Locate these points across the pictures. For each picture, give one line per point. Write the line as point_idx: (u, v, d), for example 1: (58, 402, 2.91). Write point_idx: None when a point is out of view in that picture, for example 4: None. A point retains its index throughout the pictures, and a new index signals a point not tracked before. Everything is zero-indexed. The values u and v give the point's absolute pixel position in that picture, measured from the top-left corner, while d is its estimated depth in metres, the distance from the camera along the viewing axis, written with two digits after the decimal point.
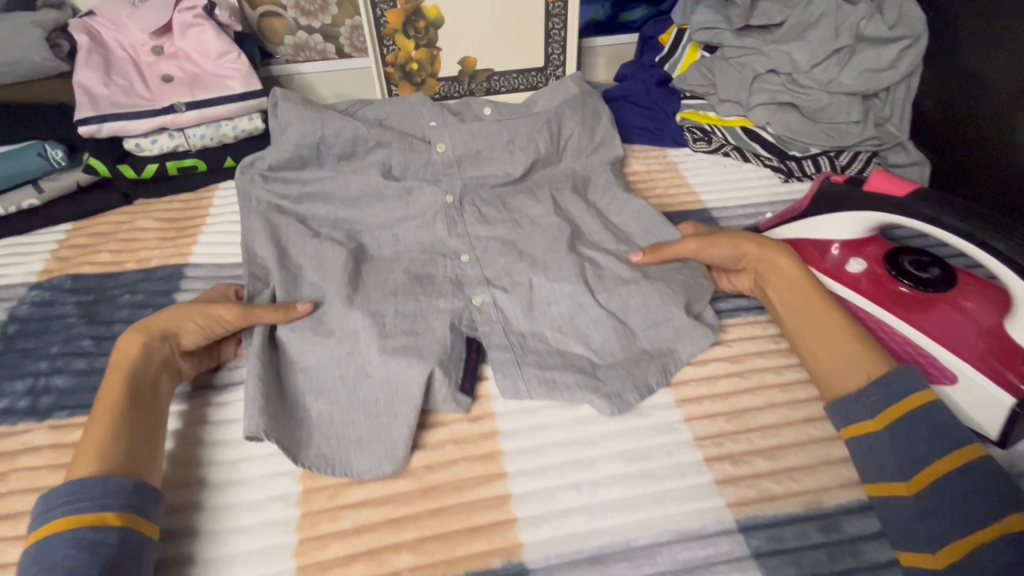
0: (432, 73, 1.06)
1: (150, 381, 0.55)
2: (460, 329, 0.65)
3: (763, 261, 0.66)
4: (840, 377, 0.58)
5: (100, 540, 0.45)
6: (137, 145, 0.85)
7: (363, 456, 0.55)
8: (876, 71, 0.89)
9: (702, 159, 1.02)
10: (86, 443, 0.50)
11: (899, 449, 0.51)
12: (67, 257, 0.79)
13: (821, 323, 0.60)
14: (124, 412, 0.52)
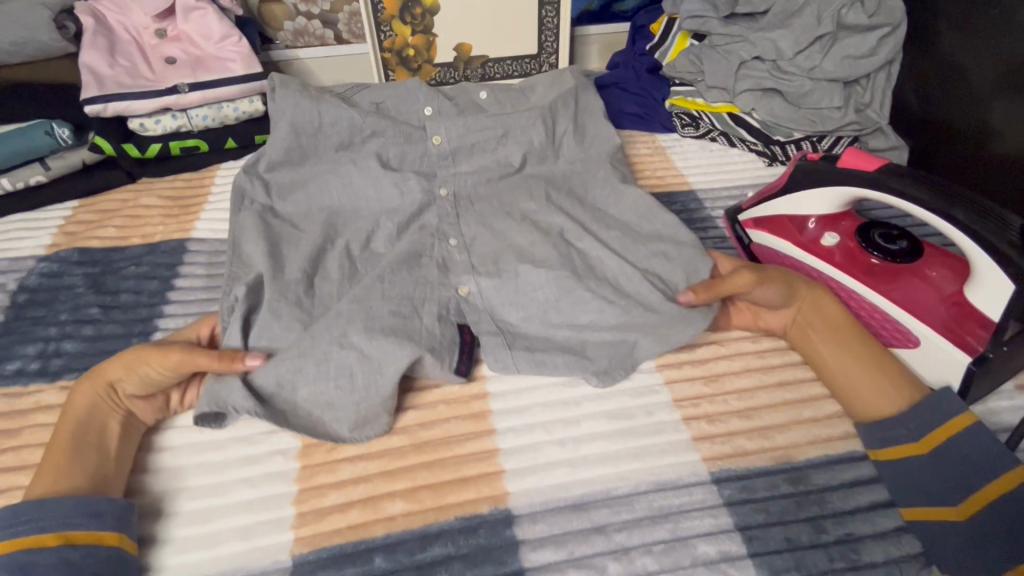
0: (428, 59, 1.08)
1: (96, 428, 0.54)
2: (449, 316, 0.65)
3: (808, 302, 0.64)
4: (877, 407, 0.58)
5: (40, 559, 0.46)
6: (142, 125, 0.88)
7: (345, 420, 0.57)
8: (857, 58, 0.93)
9: (690, 144, 1.06)
10: (40, 477, 0.51)
11: (945, 472, 0.52)
12: (73, 232, 0.82)
13: (870, 366, 0.60)
14: (68, 456, 0.52)
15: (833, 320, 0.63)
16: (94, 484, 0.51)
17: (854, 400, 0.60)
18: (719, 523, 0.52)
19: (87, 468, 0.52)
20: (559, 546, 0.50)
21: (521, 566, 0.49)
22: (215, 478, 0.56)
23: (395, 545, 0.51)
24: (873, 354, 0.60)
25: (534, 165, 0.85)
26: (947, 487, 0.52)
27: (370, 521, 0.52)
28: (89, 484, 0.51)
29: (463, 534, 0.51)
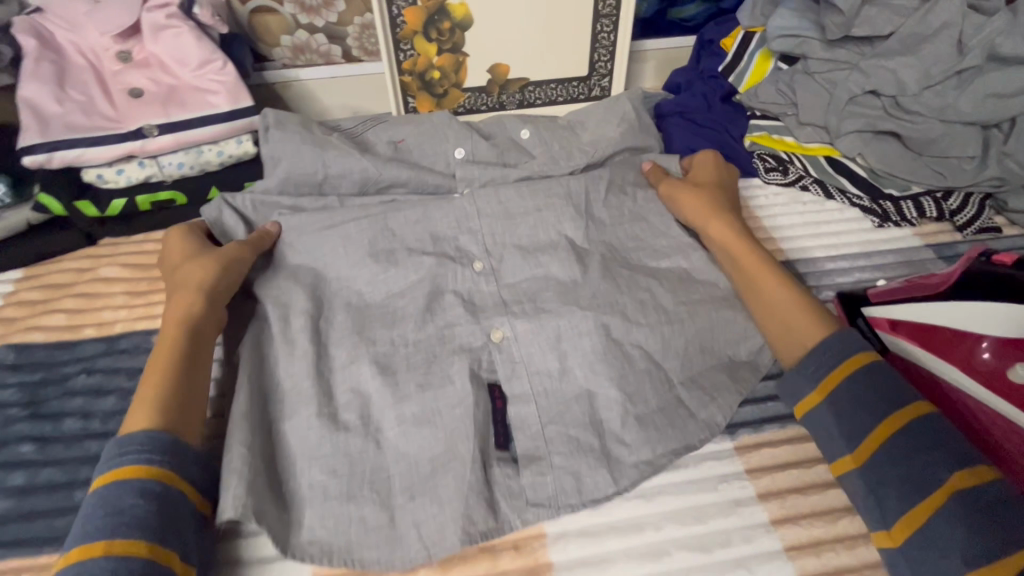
0: (456, 83, 0.89)
1: (201, 339, 0.56)
2: (481, 375, 0.58)
3: (709, 226, 0.66)
4: (788, 343, 0.56)
5: (169, 498, 0.45)
6: (99, 176, 0.69)
7: (372, 547, 0.48)
8: (1003, 98, 0.73)
9: (777, 193, 0.86)
10: (142, 394, 0.49)
11: (899, 472, 0.45)
12: (12, 320, 0.65)
13: (766, 292, 0.59)
14: (178, 367, 0.52)
15: (738, 247, 0.63)
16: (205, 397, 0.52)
17: (763, 325, 0.59)
18: None
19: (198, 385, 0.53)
20: None
21: None
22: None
23: None
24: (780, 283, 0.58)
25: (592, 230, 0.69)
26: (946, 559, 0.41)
27: None
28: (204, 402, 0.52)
29: None
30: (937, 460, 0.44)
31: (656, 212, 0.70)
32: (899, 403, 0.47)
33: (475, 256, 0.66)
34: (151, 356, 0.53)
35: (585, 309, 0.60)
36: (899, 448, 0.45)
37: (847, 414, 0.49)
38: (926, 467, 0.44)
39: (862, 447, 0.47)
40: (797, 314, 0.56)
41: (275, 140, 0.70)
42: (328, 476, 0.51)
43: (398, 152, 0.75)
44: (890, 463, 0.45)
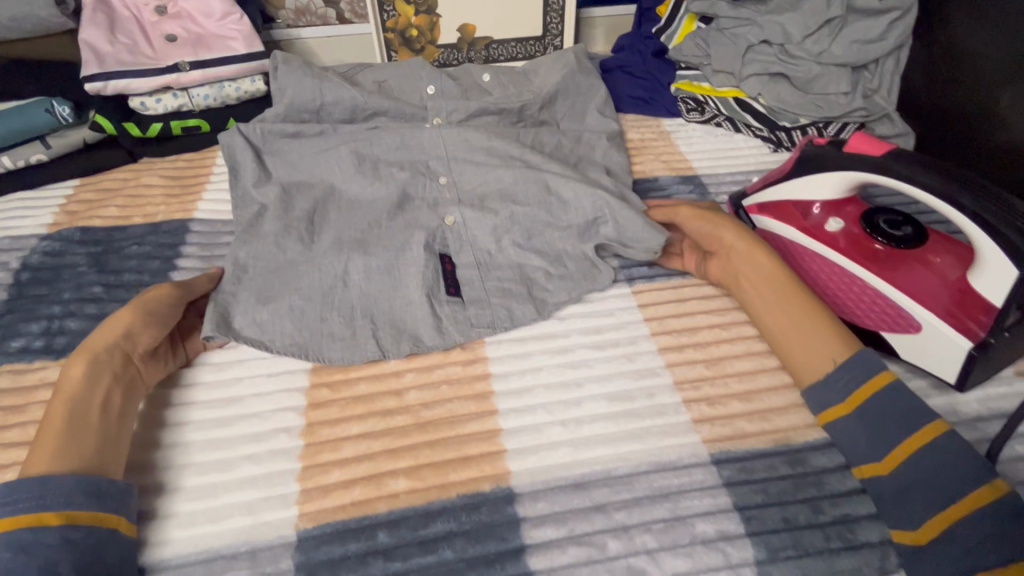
0: (431, 40, 1.07)
1: (99, 395, 0.54)
2: (434, 247, 0.72)
3: (736, 248, 0.68)
4: (815, 362, 0.59)
5: (42, 537, 0.45)
6: (142, 104, 0.88)
7: (335, 347, 0.63)
8: (865, 43, 0.92)
9: (695, 129, 1.04)
10: (35, 457, 0.50)
11: (870, 429, 0.54)
12: (75, 212, 0.82)
13: (796, 318, 0.61)
14: (63, 432, 0.51)
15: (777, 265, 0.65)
16: (100, 450, 0.51)
17: (790, 349, 0.61)
18: (718, 503, 0.53)
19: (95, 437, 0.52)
20: (561, 524, 0.51)
21: (522, 544, 0.50)
22: (218, 453, 0.56)
23: (399, 522, 0.51)
24: (809, 308, 0.61)
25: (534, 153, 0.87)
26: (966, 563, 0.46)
27: (374, 498, 0.53)
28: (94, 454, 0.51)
29: (465, 511, 0.52)
30: (960, 471, 0.50)
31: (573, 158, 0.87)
32: (925, 423, 0.52)
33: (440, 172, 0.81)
34: (42, 426, 0.52)
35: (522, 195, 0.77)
36: (930, 464, 0.50)
37: (874, 425, 0.54)
38: (952, 481, 0.49)
39: (893, 454, 0.52)
40: (827, 338, 0.59)
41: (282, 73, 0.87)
42: (305, 300, 0.66)
43: (380, 88, 0.92)
44: (917, 473, 0.50)
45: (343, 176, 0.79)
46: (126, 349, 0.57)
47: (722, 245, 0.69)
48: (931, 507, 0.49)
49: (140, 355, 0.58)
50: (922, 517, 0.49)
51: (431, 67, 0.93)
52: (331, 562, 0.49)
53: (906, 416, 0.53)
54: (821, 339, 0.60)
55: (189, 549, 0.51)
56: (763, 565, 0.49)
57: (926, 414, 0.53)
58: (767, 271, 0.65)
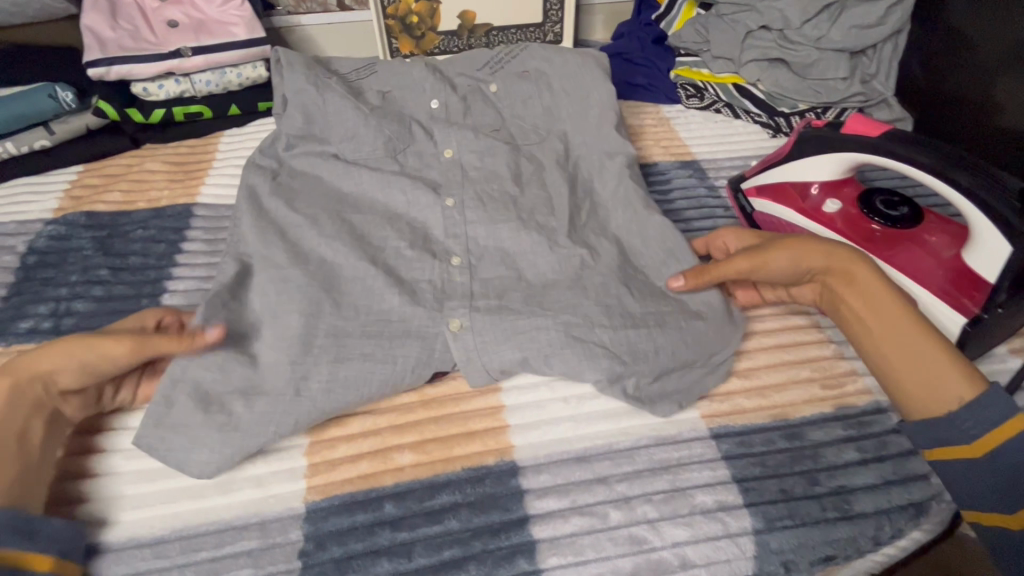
0: (431, 27, 1.07)
1: (14, 433, 0.49)
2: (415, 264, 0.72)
3: (835, 274, 0.59)
4: (926, 402, 0.51)
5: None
6: (145, 90, 0.88)
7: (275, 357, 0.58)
8: (864, 28, 0.93)
9: (694, 115, 1.05)
10: None
11: (1004, 476, 0.46)
12: (80, 197, 0.82)
13: (911, 352, 0.53)
14: None
15: (863, 299, 0.56)
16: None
17: (899, 385, 0.53)
18: (717, 475, 0.54)
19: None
20: (563, 496, 0.52)
21: (526, 514, 0.51)
22: None
23: (405, 494, 0.52)
24: (925, 338, 0.52)
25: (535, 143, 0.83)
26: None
27: (381, 472, 0.54)
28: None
29: (470, 483, 0.53)
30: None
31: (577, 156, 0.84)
32: (1009, 411, 0.47)
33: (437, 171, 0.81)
34: None
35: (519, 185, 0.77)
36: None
37: (1009, 474, 0.46)
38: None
39: (975, 446, 0.48)
40: (946, 376, 0.50)
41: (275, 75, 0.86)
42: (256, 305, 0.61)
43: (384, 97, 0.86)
44: (1005, 465, 0.46)
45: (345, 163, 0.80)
46: (49, 385, 0.51)
47: (819, 272, 0.60)
48: (1022, 501, 0.45)
49: (61, 392, 0.52)
50: (1015, 508, 0.45)
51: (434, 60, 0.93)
52: (339, 532, 0.51)
53: (981, 412, 0.47)
54: (928, 380, 0.51)
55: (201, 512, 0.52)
56: (761, 534, 0.50)
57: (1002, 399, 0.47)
58: (873, 299, 0.56)
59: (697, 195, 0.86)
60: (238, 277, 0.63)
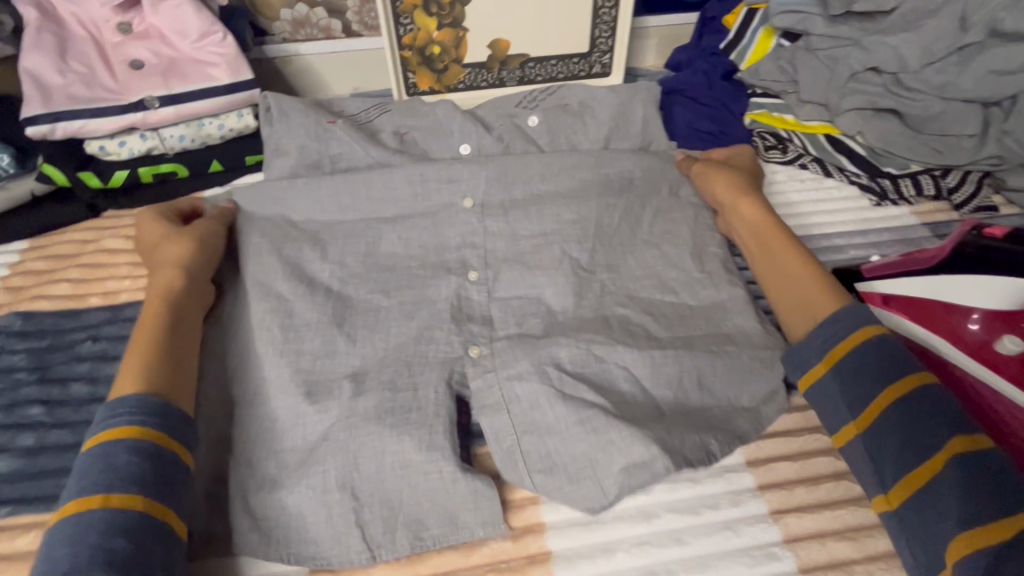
0: (456, 58, 0.89)
1: (179, 312, 0.56)
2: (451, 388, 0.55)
3: (731, 204, 0.69)
4: (800, 313, 0.58)
5: (117, 453, 0.45)
6: (102, 148, 0.71)
7: (307, 543, 0.47)
8: (1005, 73, 0.73)
9: (777, 171, 0.85)
10: (125, 369, 0.50)
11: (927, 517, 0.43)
12: (20, 289, 0.66)
13: (789, 266, 0.61)
14: (151, 341, 0.52)
15: (765, 211, 0.67)
16: (164, 370, 0.51)
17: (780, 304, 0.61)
18: None
19: (163, 354, 0.52)
20: None
21: None
22: None
23: None
24: (805, 258, 0.60)
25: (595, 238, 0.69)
26: (911, 449, 0.45)
27: None
28: (161, 375, 0.50)
29: None
30: (902, 355, 0.49)
31: (646, 250, 0.68)
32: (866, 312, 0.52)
33: (471, 266, 0.66)
34: (131, 343, 0.53)
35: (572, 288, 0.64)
36: (878, 350, 0.49)
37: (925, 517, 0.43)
38: (897, 363, 0.49)
39: (837, 348, 0.51)
40: (812, 286, 0.58)
41: (280, 127, 0.71)
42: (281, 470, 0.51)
43: (402, 141, 0.75)
44: (865, 359, 0.50)
45: (355, 256, 0.65)
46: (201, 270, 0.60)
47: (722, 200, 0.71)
48: (875, 391, 0.48)
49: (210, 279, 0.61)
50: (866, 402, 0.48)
51: (464, 117, 0.76)
52: None
53: (842, 322, 0.52)
54: (787, 271, 0.61)
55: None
56: None
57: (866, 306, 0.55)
58: (757, 219, 0.66)
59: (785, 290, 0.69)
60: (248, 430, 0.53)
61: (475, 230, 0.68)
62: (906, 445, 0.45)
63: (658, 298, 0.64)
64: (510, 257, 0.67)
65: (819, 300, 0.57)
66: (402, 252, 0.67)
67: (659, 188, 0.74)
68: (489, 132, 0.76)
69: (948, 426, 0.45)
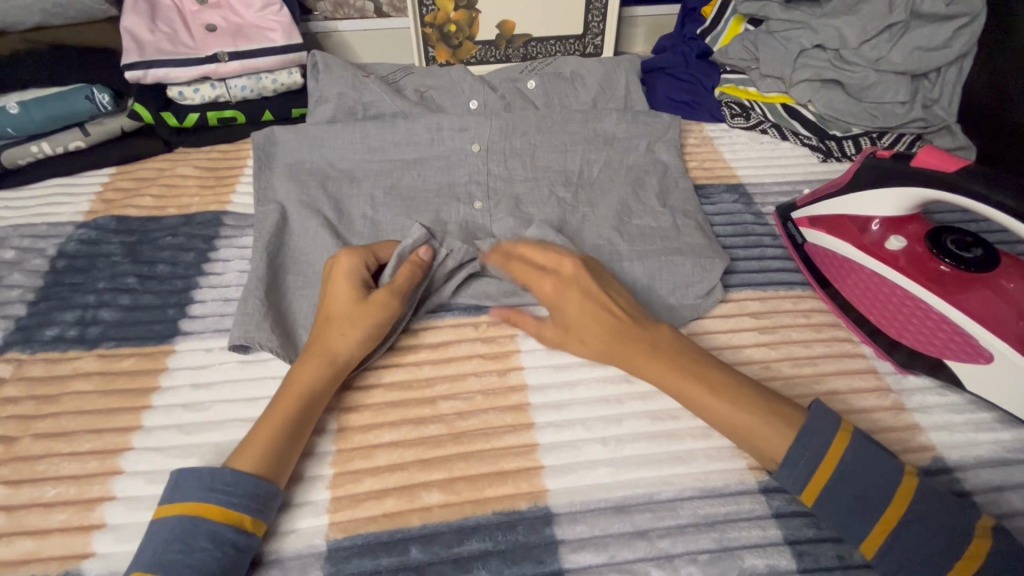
0: (469, 36, 1.05)
1: (310, 400, 0.53)
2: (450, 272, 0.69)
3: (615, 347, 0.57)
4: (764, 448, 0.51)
5: (197, 535, 0.44)
6: (180, 93, 0.87)
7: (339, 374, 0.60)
8: (928, 50, 0.88)
9: (739, 135, 0.99)
10: (251, 439, 0.50)
11: (911, 550, 0.45)
12: (111, 200, 0.81)
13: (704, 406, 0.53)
14: (277, 424, 0.51)
15: (620, 350, 0.56)
16: (280, 455, 0.50)
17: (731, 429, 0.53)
18: (767, 535, 0.50)
19: (279, 445, 0.50)
20: (601, 549, 0.49)
21: (561, 567, 0.48)
22: (208, 438, 0.56)
23: (432, 537, 0.49)
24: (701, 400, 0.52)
25: (578, 179, 0.83)
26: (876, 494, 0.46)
27: (406, 511, 0.51)
28: (272, 462, 0.49)
29: (501, 530, 0.50)
30: (882, 478, 0.46)
31: (620, 185, 0.82)
32: (831, 435, 0.48)
33: (476, 197, 0.80)
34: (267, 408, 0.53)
35: (557, 212, 0.78)
36: (861, 488, 0.47)
37: (912, 554, 0.45)
38: (883, 490, 0.46)
39: (810, 488, 0.48)
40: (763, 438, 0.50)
41: (323, 80, 0.88)
42: None
43: (422, 97, 0.90)
44: (845, 494, 0.47)
45: (383, 189, 0.80)
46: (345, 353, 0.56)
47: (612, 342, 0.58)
48: (862, 528, 0.46)
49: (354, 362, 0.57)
50: (864, 535, 0.46)
51: (474, 80, 0.91)
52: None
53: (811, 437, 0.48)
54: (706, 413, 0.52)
55: (264, 549, 0.49)
56: None
57: (831, 424, 0.49)
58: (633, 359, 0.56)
59: (734, 218, 0.82)
60: (293, 293, 0.67)
61: (478, 168, 0.82)
62: (916, 565, 0.45)
63: (630, 221, 0.77)
64: (507, 190, 0.81)
65: (773, 442, 0.49)
66: (421, 184, 0.82)
67: (634, 138, 0.88)
68: (494, 92, 0.91)
69: (949, 546, 0.44)
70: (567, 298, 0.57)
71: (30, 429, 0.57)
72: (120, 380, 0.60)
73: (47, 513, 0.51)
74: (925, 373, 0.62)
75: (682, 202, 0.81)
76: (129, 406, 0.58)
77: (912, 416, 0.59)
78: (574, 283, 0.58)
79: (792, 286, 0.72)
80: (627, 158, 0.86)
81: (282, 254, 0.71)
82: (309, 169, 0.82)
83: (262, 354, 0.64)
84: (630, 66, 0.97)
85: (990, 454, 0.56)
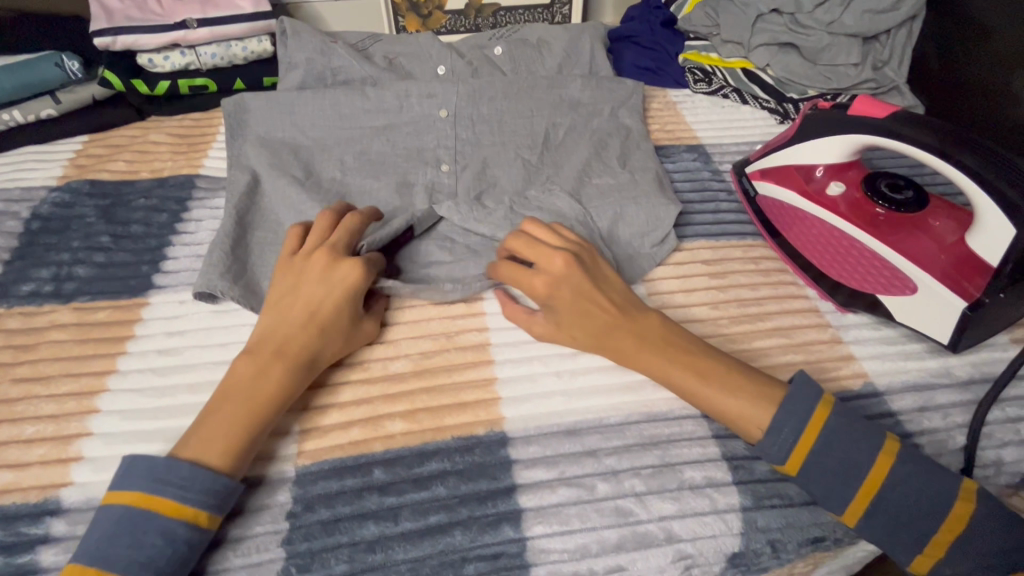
0: (438, 6, 1.07)
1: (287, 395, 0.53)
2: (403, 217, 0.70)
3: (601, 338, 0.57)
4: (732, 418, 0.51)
5: (147, 531, 0.44)
6: (150, 60, 0.89)
7: None
8: (877, 13, 0.92)
9: (702, 100, 1.00)
10: (220, 435, 0.49)
11: (897, 514, 0.46)
12: (85, 165, 0.82)
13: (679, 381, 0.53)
14: (252, 419, 0.50)
15: (608, 343, 0.56)
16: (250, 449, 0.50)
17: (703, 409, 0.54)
18: (707, 452, 0.54)
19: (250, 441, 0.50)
20: (551, 466, 0.52)
21: (514, 483, 0.51)
22: (180, 379, 0.59)
23: (394, 460, 0.53)
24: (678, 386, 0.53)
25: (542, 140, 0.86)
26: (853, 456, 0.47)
27: (370, 438, 0.54)
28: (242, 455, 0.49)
29: (460, 452, 0.53)
30: (860, 450, 0.48)
31: (583, 146, 0.85)
32: (815, 406, 0.49)
33: (444, 160, 0.82)
34: (237, 400, 0.51)
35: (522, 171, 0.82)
36: (795, 434, 0.48)
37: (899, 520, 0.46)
38: (857, 459, 0.47)
39: (792, 459, 0.49)
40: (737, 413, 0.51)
41: (292, 46, 0.89)
42: None
43: (391, 63, 0.92)
44: (823, 466, 0.48)
45: (353, 154, 0.83)
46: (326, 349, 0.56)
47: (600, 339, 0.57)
48: (845, 497, 0.47)
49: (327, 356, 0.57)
50: (846, 504, 0.47)
51: (442, 46, 0.93)
52: (327, 496, 0.51)
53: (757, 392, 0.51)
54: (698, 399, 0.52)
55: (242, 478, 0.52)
56: (749, 511, 0.51)
57: (813, 397, 0.50)
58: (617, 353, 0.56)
59: (691, 176, 0.85)
60: (264, 248, 0.70)
61: (443, 129, 0.85)
62: (896, 530, 0.46)
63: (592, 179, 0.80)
64: (474, 152, 0.83)
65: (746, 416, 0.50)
66: (390, 150, 0.83)
67: (597, 101, 0.91)
68: (462, 57, 0.93)
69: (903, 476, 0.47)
70: (558, 297, 0.57)
71: (8, 374, 0.59)
72: (96, 330, 0.63)
73: (26, 448, 0.54)
74: (863, 310, 0.66)
75: (643, 161, 0.84)
76: (104, 353, 0.61)
77: (847, 348, 0.63)
78: (564, 281, 0.57)
79: (743, 236, 0.76)
80: (591, 120, 0.89)
81: (253, 212, 0.73)
82: (280, 134, 0.84)
83: (232, 303, 0.66)
84: (595, 33, 1.00)
85: (916, 380, 0.61)
